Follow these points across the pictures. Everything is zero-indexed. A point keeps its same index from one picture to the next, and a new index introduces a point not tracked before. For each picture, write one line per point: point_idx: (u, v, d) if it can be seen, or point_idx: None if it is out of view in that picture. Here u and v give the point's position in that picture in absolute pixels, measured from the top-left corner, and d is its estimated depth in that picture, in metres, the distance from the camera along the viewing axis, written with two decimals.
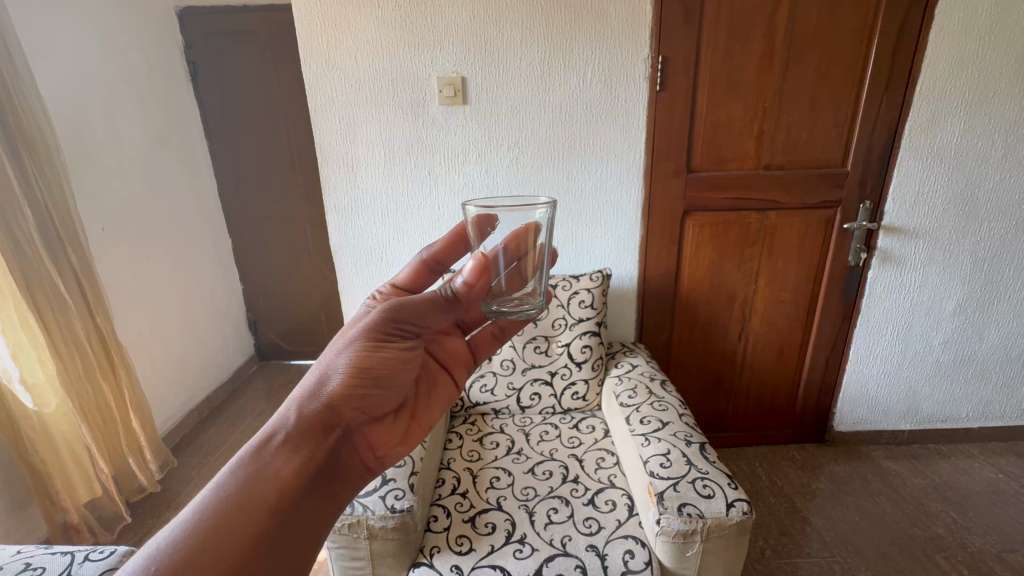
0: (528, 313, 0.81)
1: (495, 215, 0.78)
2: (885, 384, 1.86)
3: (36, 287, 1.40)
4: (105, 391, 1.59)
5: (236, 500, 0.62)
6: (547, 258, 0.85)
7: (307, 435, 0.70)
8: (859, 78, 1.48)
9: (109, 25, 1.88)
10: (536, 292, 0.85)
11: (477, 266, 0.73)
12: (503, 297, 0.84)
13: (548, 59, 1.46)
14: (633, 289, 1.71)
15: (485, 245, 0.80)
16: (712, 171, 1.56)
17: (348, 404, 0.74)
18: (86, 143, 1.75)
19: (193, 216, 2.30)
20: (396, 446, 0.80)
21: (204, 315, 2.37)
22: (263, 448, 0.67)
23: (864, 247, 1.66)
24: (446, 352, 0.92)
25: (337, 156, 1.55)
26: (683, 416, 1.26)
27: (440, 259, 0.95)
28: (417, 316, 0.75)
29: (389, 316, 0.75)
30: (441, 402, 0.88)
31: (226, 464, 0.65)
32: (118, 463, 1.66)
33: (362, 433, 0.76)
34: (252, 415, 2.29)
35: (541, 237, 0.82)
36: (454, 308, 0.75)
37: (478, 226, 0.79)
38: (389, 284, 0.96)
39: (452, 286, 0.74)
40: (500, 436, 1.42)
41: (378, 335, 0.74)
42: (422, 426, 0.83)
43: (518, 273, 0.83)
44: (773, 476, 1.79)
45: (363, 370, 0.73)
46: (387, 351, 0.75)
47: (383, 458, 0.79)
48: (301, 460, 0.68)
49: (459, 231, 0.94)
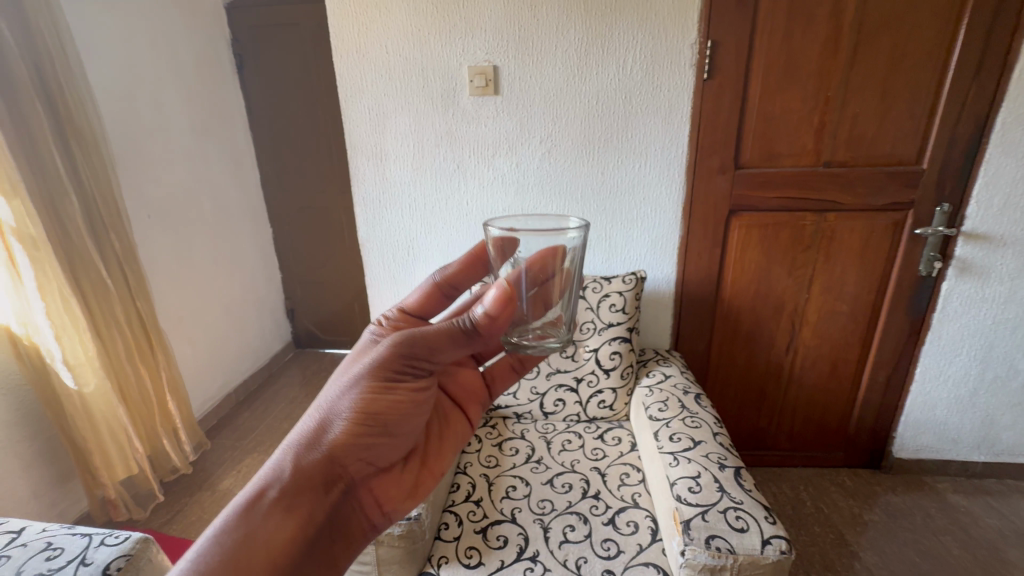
0: (551, 346, 0.77)
1: (518, 237, 0.75)
2: (957, 410, 1.66)
3: (80, 270, 1.46)
4: (143, 373, 1.66)
5: (224, 569, 0.61)
6: (572, 282, 0.81)
7: (303, 490, 0.69)
8: (943, 64, 1.31)
9: (159, 19, 1.95)
10: (560, 321, 0.83)
11: (500, 296, 0.68)
12: (524, 326, 0.81)
13: (585, 45, 1.37)
14: (670, 293, 1.60)
15: (507, 265, 0.78)
16: (764, 168, 1.42)
17: (351, 454, 0.73)
18: (135, 135, 1.82)
19: (235, 205, 2.37)
20: (405, 499, 0.80)
21: (243, 302, 2.45)
22: (255, 505, 0.67)
23: (939, 255, 1.47)
24: (461, 386, 0.92)
25: (366, 148, 1.53)
26: (718, 435, 1.15)
27: (454, 283, 0.92)
28: (431, 350, 0.72)
29: (399, 352, 0.72)
30: (453, 445, 0.88)
31: (217, 520, 0.65)
32: (155, 444, 1.72)
33: (368, 486, 0.76)
34: (284, 401, 2.35)
35: (568, 260, 0.79)
36: (473, 340, 0.71)
37: (501, 246, 0.77)
38: (397, 308, 0.91)
39: (471, 316, 0.70)
40: (521, 442, 1.36)
41: (387, 376, 0.73)
42: (433, 474, 0.83)
43: (542, 299, 0.80)
44: (820, 503, 1.64)
45: (369, 416, 0.73)
46: (398, 393, 0.74)
47: (390, 512, 0.79)
48: (297, 518, 0.68)
49: (475, 253, 0.90)
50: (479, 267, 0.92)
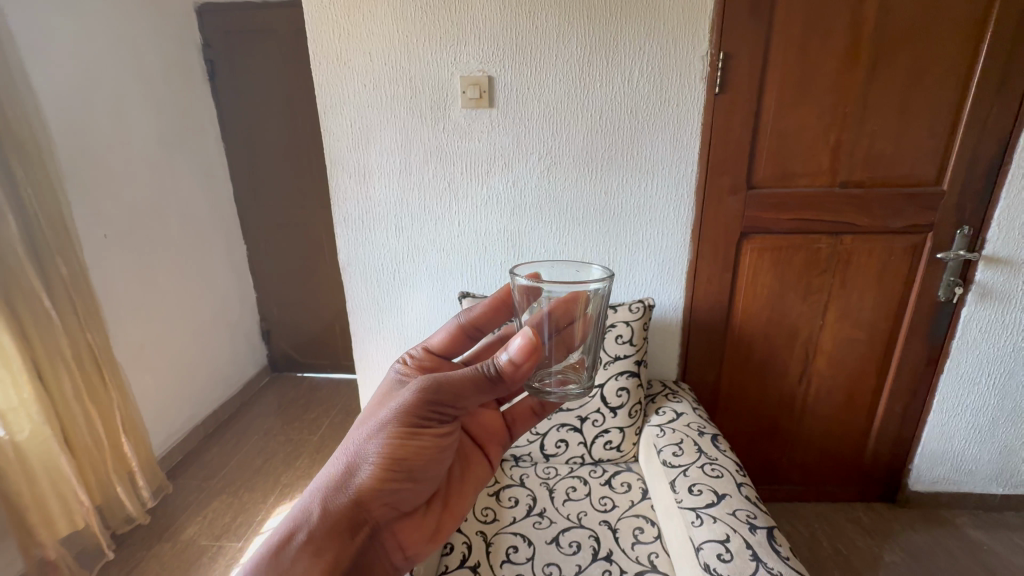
0: (573, 393, 0.76)
1: (541, 287, 0.73)
2: (976, 441, 1.58)
3: (19, 302, 1.29)
4: (93, 414, 1.48)
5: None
6: (596, 326, 0.79)
7: (331, 534, 0.73)
8: (964, 80, 1.23)
9: (121, 20, 1.78)
10: (582, 364, 0.80)
11: (525, 345, 0.67)
12: (546, 368, 0.79)
13: (587, 56, 1.27)
14: (677, 320, 1.49)
15: (530, 311, 0.76)
16: (777, 188, 1.33)
17: (376, 499, 0.76)
18: (90, 146, 1.65)
19: (205, 221, 2.20)
20: (427, 541, 0.82)
21: (214, 325, 2.27)
22: (286, 547, 0.71)
23: (959, 281, 1.40)
24: (481, 427, 0.92)
25: (348, 165, 1.40)
26: (742, 486, 1.04)
27: (478, 324, 0.93)
28: (456, 396, 0.72)
29: (425, 398, 0.73)
30: (473, 487, 0.89)
31: (248, 564, 0.69)
32: (107, 492, 1.53)
33: (391, 529, 0.79)
34: (259, 433, 2.17)
35: (591, 305, 0.76)
36: (496, 387, 0.70)
37: (525, 293, 0.75)
38: (423, 347, 0.94)
39: (496, 362, 0.69)
40: (521, 490, 1.23)
41: (414, 422, 0.74)
42: (453, 517, 0.84)
43: (564, 342, 0.78)
44: (838, 543, 1.54)
45: (394, 463, 0.75)
46: (422, 440, 0.75)
47: (412, 554, 0.81)
48: (325, 562, 0.72)
49: (501, 297, 0.91)
50: (503, 312, 0.92)
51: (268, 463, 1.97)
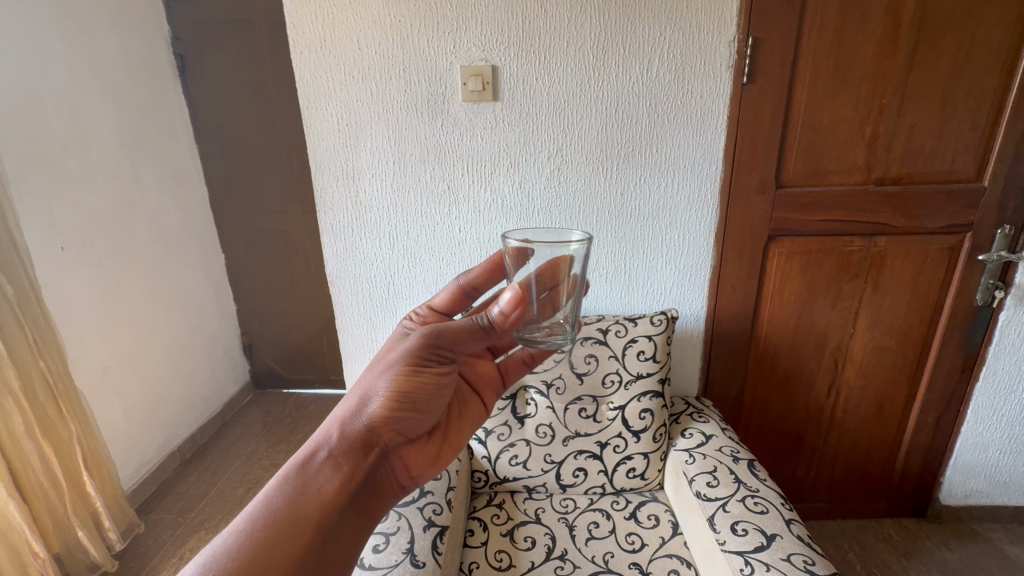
0: (558, 343, 0.80)
1: (530, 248, 0.80)
2: (1011, 452, 1.49)
3: None
4: (48, 452, 1.30)
5: (284, 514, 0.68)
6: (581, 288, 0.84)
7: (347, 453, 0.74)
8: (1009, 67, 1.14)
9: (77, 9, 1.61)
10: (566, 321, 0.84)
11: (515, 297, 0.71)
12: (535, 325, 0.84)
13: (602, 43, 1.14)
14: (699, 331, 1.37)
15: (520, 272, 0.82)
16: (808, 187, 1.22)
17: (387, 425, 0.77)
18: (41, 148, 1.48)
19: (179, 230, 2.03)
20: (429, 465, 0.83)
21: (189, 343, 2.09)
22: (308, 463, 0.73)
23: (998, 284, 1.30)
24: (476, 374, 0.92)
25: (334, 167, 1.25)
26: (792, 524, 0.92)
27: (475, 285, 0.97)
28: (455, 341, 0.75)
29: (427, 341, 0.76)
30: (470, 425, 0.91)
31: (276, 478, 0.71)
32: (67, 539, 1.36)
33: (398, 453, 0.79)
34: (241, 459, 2.00)
35: (575, 269, 0.82)
36: (489, 335, 0.74)
37: (515, 257, 0.81)
38: (426, 306, 0.97)
39: (488, 315, 0.73)
40: (537, 528, 1.11)
41: (417, 360, 0.76)
42: (453, 448, 0.86)
43: (551, 301, 0.83)
44: (870, 566, 1.44)
45: (403, 394, 0.76)
46: (426, 375, 0.77)
47: (417, 477, 0.82)
48: (342, 477, 0.73)
49: (496, 260, 0.96)
50: (498, 274, 0.98)
51: (251, 492, 1.81)
